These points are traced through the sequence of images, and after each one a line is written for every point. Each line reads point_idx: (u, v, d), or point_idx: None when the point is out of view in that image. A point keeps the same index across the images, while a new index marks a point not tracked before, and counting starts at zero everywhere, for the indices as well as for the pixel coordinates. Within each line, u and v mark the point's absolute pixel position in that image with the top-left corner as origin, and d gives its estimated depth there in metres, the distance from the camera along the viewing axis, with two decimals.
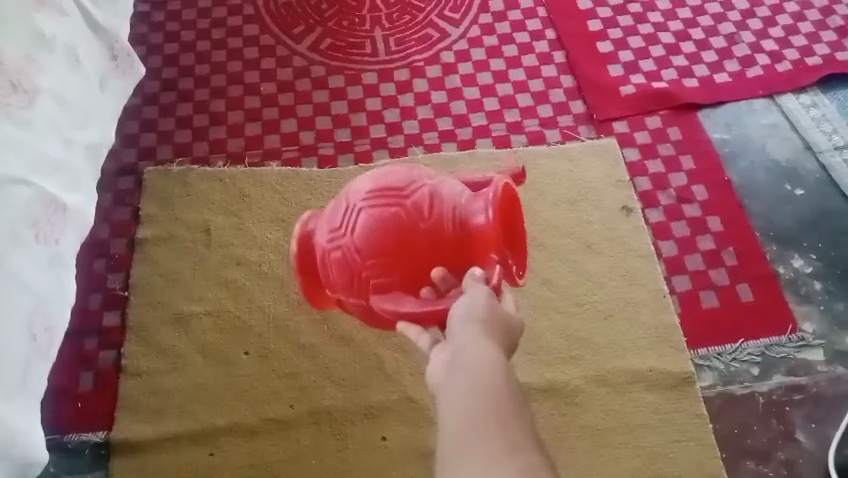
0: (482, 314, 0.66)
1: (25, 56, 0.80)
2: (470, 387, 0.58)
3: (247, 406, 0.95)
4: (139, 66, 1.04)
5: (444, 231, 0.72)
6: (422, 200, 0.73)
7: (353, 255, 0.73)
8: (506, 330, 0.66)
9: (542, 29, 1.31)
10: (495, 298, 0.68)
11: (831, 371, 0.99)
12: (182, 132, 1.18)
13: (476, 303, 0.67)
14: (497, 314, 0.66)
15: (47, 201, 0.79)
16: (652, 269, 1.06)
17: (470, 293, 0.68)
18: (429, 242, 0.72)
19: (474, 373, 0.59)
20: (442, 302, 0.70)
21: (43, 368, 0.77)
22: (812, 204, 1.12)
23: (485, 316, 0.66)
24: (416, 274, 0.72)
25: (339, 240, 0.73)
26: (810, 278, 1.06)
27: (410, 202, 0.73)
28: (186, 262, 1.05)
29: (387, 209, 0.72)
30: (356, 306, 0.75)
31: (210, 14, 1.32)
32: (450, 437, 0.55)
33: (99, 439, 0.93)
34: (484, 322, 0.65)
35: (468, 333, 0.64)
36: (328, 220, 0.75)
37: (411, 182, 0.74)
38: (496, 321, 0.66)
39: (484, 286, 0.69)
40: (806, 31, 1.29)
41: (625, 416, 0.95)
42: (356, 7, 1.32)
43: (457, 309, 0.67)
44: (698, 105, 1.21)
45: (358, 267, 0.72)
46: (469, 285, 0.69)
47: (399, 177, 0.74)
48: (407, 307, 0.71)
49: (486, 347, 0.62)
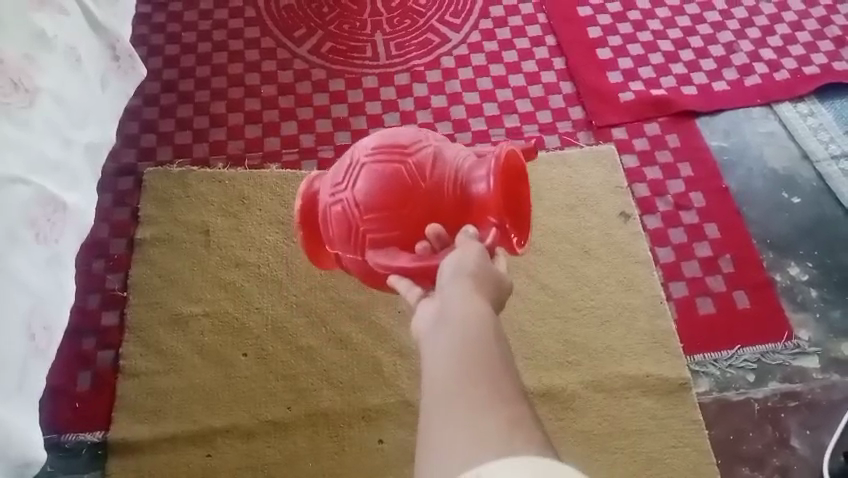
0: (473, 269, 0.63)
1: (25, 56, 0.80)
2: (460, 335, 0.56)
3: (244, 408, 0.95)
4: (140, 67, 1.04)
5: (443, 191, 0.72)
6: (424, 159, 0.73)
7: (353, 209, 0.73)
8: (497, 286, 0.64)
9: (542, 36, 1.32)
10: (487, 256, 0.66)
11: (826, 378, 0.99)
12: (182, 133, 1.18)
13: (468, 259, 0.64)
14: (489, 271, 0.64)
15: (46, 200, 0.79)
16: (650, 276, 1.07)
17: (464, 249, 0.66)
18: (428, 202, 0.72)
19: (466, 323, 0.57)
20: (432, 258, 0.69)
21: (41, 367, 0.77)
22: (809, 212, 1.13)
23: (476, 272, 0.63)
24: (414, 231, 0.72)
25: (341, 194, 0.75)
26: (806, 285, 1.06)
27: (412, 161, 0.73)
28: (185, 262, 1.06)
29: (390, 165, 0.73)
30: (354, 262, 0.76)
31: (211, 16, 1.32)
32: (438, 390, 0.52)
33: (96, 440, 0.93)
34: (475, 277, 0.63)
35: (459, 285, 0.62)
36: (333, 175, 0.77)
37: (416, 142, 0.74)
38: (487, 276, 0.63)
39: (477, 245, 0.67)
40: (804, 40, 1.30)
41: (621, 421, 0.95)
42: (357, 11, 1.32)
43: (447, 263, 0.65)
44: (697, 112, 1.22)
45: (358, 221, 0.73)
46: (462, 243, 0.67)
47: (404, 137, 0.74)
48: (400, 262, 0.71)
49: (477, 300, 0.60)
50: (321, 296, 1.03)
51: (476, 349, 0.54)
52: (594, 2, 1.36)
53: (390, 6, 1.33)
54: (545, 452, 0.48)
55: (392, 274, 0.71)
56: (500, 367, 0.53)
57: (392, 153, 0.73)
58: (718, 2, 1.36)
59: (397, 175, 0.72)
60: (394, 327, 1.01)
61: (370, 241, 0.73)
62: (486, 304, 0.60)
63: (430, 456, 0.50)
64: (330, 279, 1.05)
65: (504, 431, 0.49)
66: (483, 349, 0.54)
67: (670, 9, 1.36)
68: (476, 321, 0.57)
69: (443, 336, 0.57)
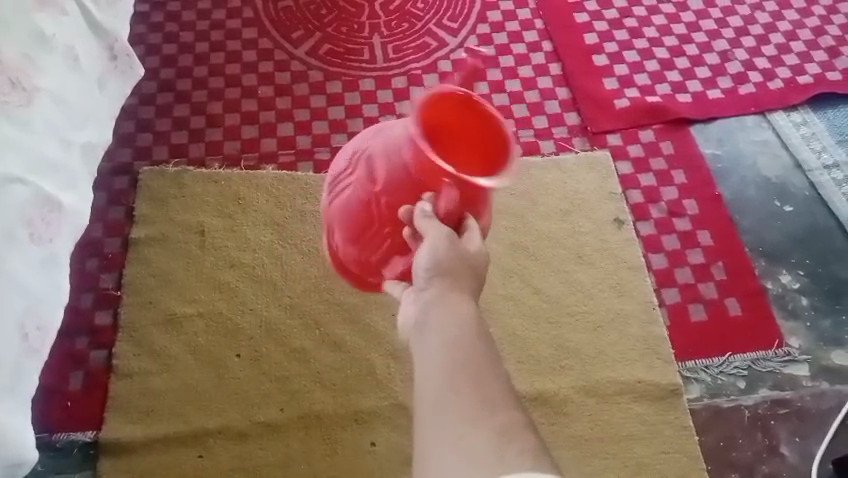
0: (448, 269, 0.62)
1: (25, 56, 0.80)
2: (444, 338, 0.56)
3: (237, 409, 0.95)
4: (137, 67, 1.04)
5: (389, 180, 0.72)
6: (364, 166, 0.75)
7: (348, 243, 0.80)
8: (474, 279, 0.63)
9: (538, 41, 1.32)
10: (457, 243, 0.64)
11: (815, 387, 1.00)
12: (178, 133, 1.18)
13: (438, 255, 0.63)
14: (463, 264, 0.63)
15: (42, 200, 0.79)
16: (643, 282, 1.07)
17: (431, 235, 0.65)
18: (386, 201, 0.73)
19: (447, 325, 0.57)
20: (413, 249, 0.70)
21: (33, 368, 0.77)
22: (801, 221, 1.14)
23: (449, 267, 0.62)
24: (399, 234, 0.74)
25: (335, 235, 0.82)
26: (797, 294, 1.07)
27: (359, 172, 0.76)
28: (179, 262, 1.06)
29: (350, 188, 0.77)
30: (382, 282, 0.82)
31: (209, 16, 1.32)
32: (429, 404, 0.52)
33: (88, 439, 0.93)
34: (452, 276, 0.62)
35: (435, 286, 0.61)
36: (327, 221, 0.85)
37: (358, 153, 0.77)
38: (464, 270, 0.63)
39: (440, 227, 0.65)
40: (798, 50, 1.31)
41: (612, 426, 0.96)
42: (355, 13, 1.32)
43: (420, 259, 0.64)
44: (691, 120, 1.23)
45: (359, 254, 0.80)
46: (428, 235, 0.65)
47: (350, 155, 0.78)
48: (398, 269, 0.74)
49: (458, 298, 0.60)
50: (315, 298, 1.03)
51: (460, 354, 0.54)
52: (590, 8, 1.37)
53: (388, 9, 1.33)
54: (539, 462, 0.47)
55: (390, 281, 0.76)
56: (489, 371, 0.53)
57: (345, 177, 0.78)
58: (714, 11, 1.37)
59: (355, 193, 0.76)
60: (388, 330, 1.01)
61: (376, 262, 0.78)
62: (468, 304, 0.60)
63: (428, 469, 0.49)
64: (325, 282, 1.05)
65: (495, 440, 0.49)
66: (470, 354, 0.54)
67: (666, 16, 1.36)
68: (459, 322, 0.57)
69: (426, 341, 0.57)
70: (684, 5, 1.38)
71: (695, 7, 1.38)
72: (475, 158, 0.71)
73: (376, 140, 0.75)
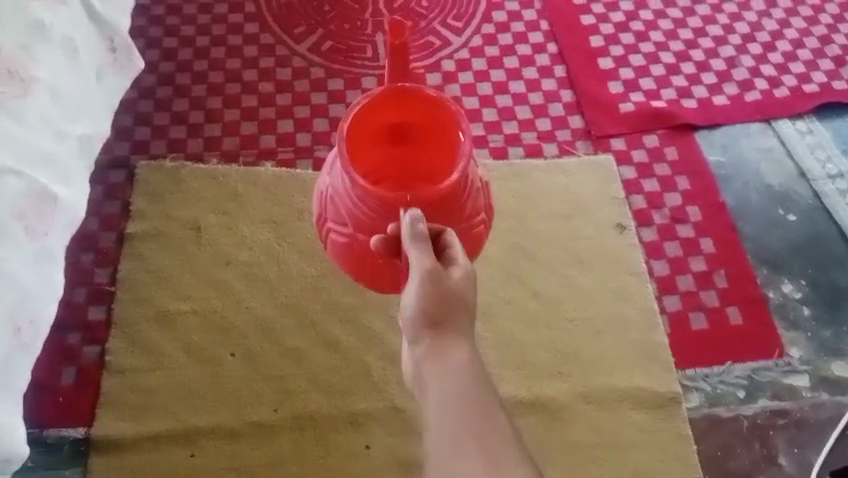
0: (438, 311, 0.60)
1: (22, 47, 0.79)
2: (440, 389, 0.55)
3: (229, 408, 0.94)
4: (137, 60, 1.02)
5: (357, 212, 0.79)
6: (332, 211, 0.84)
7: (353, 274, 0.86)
8: (467, 314, 0.61)
9: (543, 43, 1.31)
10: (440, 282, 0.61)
11: (815, 397, 0.99)
12: (177, 127, 1.17)
13: (424, 300, 0.60)
14: (453, 303, 0.61)
15: (37, 193, 0.77)
16: (644, 288, 1.06)
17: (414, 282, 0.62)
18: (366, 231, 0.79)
19: (444, 376, 0.56)
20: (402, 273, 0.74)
21: (25, 363, 0.75)
22: (803, 230, 1.13)
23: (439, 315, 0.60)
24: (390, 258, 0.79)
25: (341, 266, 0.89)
26: (799, 303, 1.06)
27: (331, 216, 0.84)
28: (174, 258, 1.04)
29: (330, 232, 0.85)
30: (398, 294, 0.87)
31: (211, 10, 1.31)
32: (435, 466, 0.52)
33: (78, 436, 0.91)
34: (443, 319, 0.60)
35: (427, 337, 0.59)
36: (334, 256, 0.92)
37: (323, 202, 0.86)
38: (456, 308, 0.60)
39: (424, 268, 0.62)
40: (805, 58, 1.30)
41: (610, 434, 0.95)
42: (359, 10, 1.31)
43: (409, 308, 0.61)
44: (696, 126, 1.22)
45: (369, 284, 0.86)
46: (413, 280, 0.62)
47: (318, 204, 0.87)
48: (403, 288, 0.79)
49: (453, 347, 0.58)
50: (311, 298, 1.02)
51: (458, 407, 0.54)
52: (597, 11, 1.35)
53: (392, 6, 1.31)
54: None
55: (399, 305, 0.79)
56: (491, 426, 0.53)
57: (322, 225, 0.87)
58: (721, 16, 1.36)
59: (338, 234, 0.84)
60: (385, 332, 1.00)
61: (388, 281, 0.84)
62: (463, 349, 0.59)
63: None
64: (322, 281, 1.03)
65: None
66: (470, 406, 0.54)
67: (673, 20, 1.35)
68: (453, 373, 0.56)
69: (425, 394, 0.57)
70: (691, 10, 1.37)
71: (702, 12, 1.36)
72: (436, 130, 0.83)
73: (330, 172, 0.85)
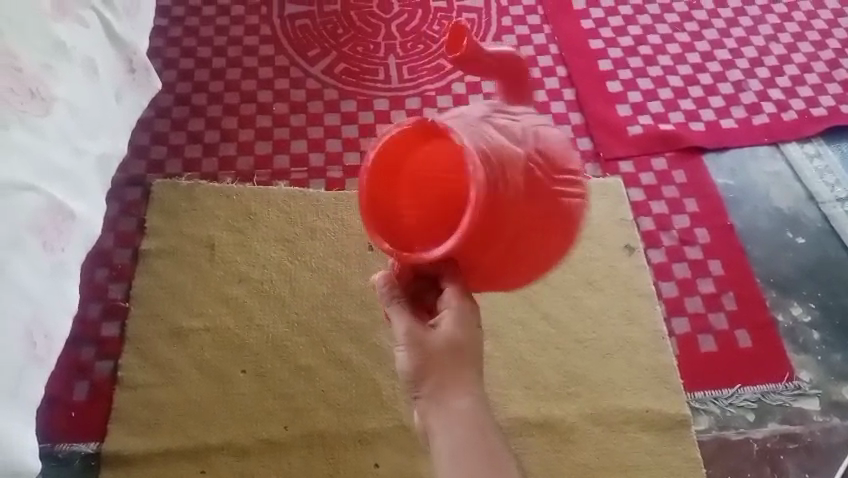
0: (433, 366, 0.54)
1: (43, 66, 0.81)
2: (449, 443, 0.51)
3: (239, 426, 0.94)
4: (155, 80, 1.04)
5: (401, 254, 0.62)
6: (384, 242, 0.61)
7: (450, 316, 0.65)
8: (466, 356, 0.55)
9: (552, 66, 1.33)
10: (424, 336, 0.55)
11: (826, 422, 0.99)
12: (192, 146, 1.19)
13: (415, 361, 0.55)
14: (448, 354, 0.54)
15: (55, 207, 0.79)
16: (653, 309, 1.07)
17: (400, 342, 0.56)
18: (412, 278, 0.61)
19: (450, 430, 0.52)
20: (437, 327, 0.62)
21: (39, 377, 0.76)
22: (812, 253, 1.13)
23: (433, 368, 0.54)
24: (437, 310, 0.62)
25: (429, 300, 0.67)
26: (808, 327, 1.06)
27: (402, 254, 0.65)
28: (188, 276, 1.05)
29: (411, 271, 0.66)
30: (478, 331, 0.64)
31: (227, 32, 1.33)
32: None
33: (90, 450, 0.92)
34: (442, 371, 0.54)
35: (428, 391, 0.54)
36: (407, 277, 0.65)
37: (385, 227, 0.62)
38: (453, 356, 0.54)
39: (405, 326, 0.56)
40: (812, 82, 1.31)
41: (618, 456, 0.95)
42: (371, 33, 1.33)
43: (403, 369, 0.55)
44: (704, 149, 1.23)
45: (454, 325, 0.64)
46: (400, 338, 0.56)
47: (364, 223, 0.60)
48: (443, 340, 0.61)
49: (457, 396, 0.53)
50: (322, 316, 1.03)
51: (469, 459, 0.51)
52: (605, 35, 1.37)
53: (404, 30, 1.34)
54: None
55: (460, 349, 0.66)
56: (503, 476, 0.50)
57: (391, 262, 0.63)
58: (728, 41, 1.37)
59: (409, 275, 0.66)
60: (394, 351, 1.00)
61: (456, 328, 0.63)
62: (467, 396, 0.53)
63: None
64: (332, 299, 1.04)
65: None
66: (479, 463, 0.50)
67: (680, 45, 1.37)
68: (456, 424, 0.52)
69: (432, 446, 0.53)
70: (699, 34, 1.38)
71: (709, 36, 1.38)
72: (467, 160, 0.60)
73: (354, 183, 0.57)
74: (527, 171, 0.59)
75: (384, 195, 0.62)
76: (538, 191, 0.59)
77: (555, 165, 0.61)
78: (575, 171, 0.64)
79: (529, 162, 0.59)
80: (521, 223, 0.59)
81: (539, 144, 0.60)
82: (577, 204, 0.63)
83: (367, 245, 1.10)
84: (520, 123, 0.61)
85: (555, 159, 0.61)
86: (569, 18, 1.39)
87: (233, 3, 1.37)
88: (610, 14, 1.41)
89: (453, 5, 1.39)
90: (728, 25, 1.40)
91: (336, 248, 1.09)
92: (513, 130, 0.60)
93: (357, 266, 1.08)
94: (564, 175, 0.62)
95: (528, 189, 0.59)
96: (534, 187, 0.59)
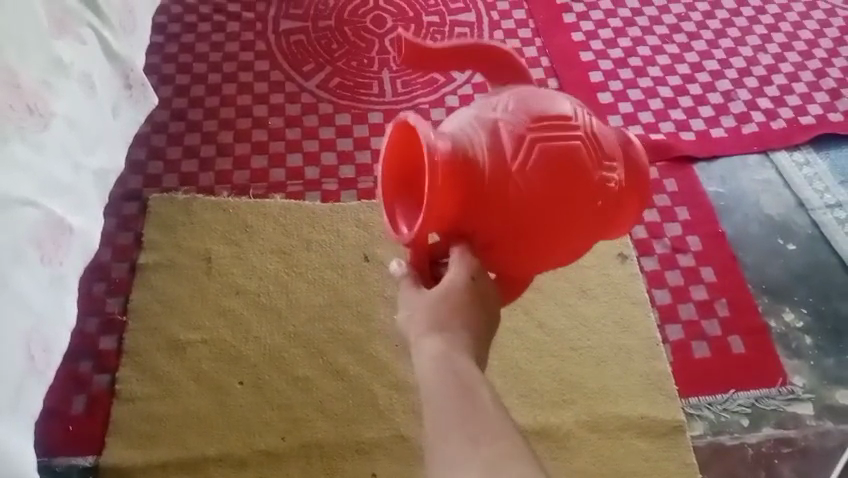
0: (428, 318, 0.61)
1: (42, 82, 0.83)
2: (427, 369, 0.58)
3: (237, 436, 0.95)
4: (152, 96, 1.06)
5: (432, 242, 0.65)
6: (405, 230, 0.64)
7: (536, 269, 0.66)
8: (455, 308, 0.60)
9: (544, 78, 1.34)
10: (424, 297, 0.62)
11: (820, 426, 0.99)
12: (189, 161, 1.20)
13: (415, 313, 0.62)
14: (442, 307, 0.60)
15: (54, 222, 0.80)
16: (647, 317, 1.08)
17: (407, 303, 0.63)
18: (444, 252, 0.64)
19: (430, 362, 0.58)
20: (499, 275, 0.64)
21: (38, 389, 0.76)
22: (803, 259, 1.14)
23: (429, 320, 0.61)
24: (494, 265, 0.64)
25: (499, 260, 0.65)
26: (801, 332, 1.07)
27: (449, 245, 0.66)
28: (187, 290, 1.06)
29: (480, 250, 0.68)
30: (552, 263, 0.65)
31: (223, 48, 1.35)
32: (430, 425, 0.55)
33: (87, 464, 0.92)
34: (435, 322, 0.60)
35: (424, 339, 0.60)
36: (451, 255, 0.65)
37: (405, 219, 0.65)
38: (444, 309, 0.60)
39: (412, 288, 0.64)
40: (800, 91, 1.33)
41: (614, 463, 0.95)
42: (365, 48, 1.35)
43: (408, 323, 0.63)
44: (695, 158, 1.25)
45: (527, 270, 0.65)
46: (406, 297, 0.64)
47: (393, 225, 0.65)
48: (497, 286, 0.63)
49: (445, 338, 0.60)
50: (318, 327, 1.04)
51: (444, 375, 0.57)
52: (596, 48, 1.39)
53: (397, 45, 1.36)
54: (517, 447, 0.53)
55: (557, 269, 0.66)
56: (471, 385, 0.56)
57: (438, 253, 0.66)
58: (717, 52, 1.40)
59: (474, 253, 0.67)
60: (391, 361, 1.01)
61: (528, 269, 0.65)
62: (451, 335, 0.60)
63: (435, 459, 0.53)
64: (329, 310, 1.05)
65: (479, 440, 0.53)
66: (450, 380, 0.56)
67: (669, 56, 1.39)
68: (440, 369, 0.57)
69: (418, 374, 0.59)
70: (688, 46, 1.41)
71: (698, 47, 1.40)
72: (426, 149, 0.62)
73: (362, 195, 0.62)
74: (493, 131, 0.61)
75: (403, 196, 0.66)
76: (516, 149, 0.60)
77: (533, 116, 0.62)
78: (572, 113, 0.63)
79: (496, 122, 0.62)
80: (507, 183, 0.60)
81: (512, 104, 0.63)
82: (584, 147, 0.61)
83: (363, 256, 1.11)
84: (501, 96, 0.64)
85: (531, 110, 0.62)
86: (559, 31, 1.41)
87: (228, 20, 1.39)
88: (600, 27, 1.43)
89: (445, 20, 1.41)
90: (716, 36, 1.42)
91: (332, 259, 1.10)
92: (490, 104, 0.64)
93: (353, 277, 1.09)
94: (551, 121, 0.62)
95: (500, 148, 0.61)
96: (507, 144, 0.61)
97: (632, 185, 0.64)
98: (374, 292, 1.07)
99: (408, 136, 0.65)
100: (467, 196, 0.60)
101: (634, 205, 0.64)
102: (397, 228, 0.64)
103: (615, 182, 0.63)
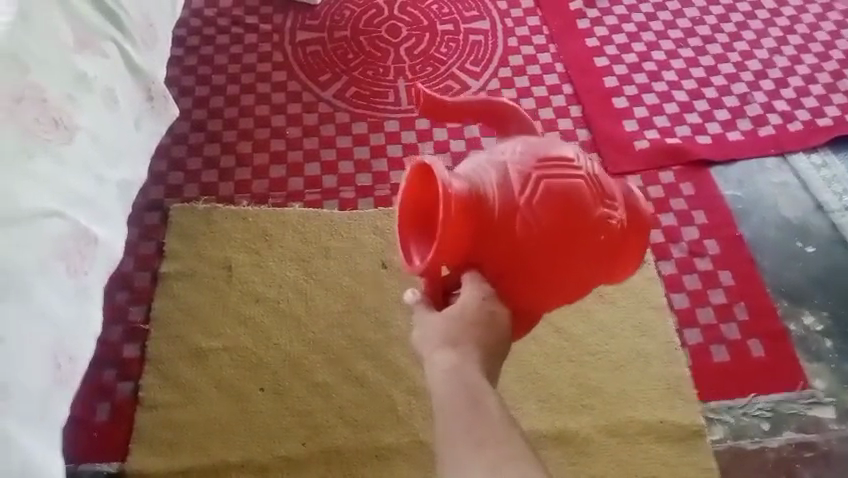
0: (441, 334, 0.61)
1: (67, 97, 0.85)
2: (440, 377, 0.58)
3: (258, 443, 0.96)
4: (173, 108, 1.08)
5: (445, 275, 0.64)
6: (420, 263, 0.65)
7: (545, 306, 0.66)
8: (469, 326, 0.60)
9: (558, 84, 1.35)
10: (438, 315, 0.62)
11: (842, 430, 0.99)
12: (209, 171, 1.22)
13: (428, 330, 0.62)
14: (455, 325, 0.61)
15: (79, 233, 0.82)
16: (665, 321, 1.08)
17: (421, 324, 0.63)
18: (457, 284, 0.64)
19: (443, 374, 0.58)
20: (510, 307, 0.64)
21: (65, 397, 0.78)
22: (823, 263, 1.14)
23: (442, 337, 0.61)
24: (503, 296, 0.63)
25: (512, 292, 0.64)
26: (820, 336, 1.06)
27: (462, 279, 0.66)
28: (207, 299, 1.08)
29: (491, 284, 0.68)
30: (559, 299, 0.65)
31: (240, 60, 1.37)
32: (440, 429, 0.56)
33: (113, 469, 0.94)
34: (448, 338, 0.60)
35: (436, 354, 0.60)
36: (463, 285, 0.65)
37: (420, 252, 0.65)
38: (457, 327, 0.60)
39: (425, 309, 0.64)
40: (817, 92, 1.32)
41: (634, 467, 0.95)
42: (380, 58, 1.37)
43: (421, 341, 0.63)
44: (711, 162, 1.24)
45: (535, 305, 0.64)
46: (419, 317, 0.64)
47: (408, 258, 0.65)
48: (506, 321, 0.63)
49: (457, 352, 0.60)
50: (338, 334, 1.05)
51: (454, 383, 0.57)
52: (610, 53, 1.40)
53: (412, 53, 1.38)
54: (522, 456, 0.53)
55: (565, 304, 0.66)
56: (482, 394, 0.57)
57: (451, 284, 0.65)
58: (732, 55, 1.39)
59: None
60: (410, 367, 1.02)
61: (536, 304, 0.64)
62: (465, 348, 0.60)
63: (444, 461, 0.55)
64: (347, 317, 1.06)
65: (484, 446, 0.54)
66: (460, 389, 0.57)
67: (684, 60, 1.39)
68: (450, 377, 0.58)
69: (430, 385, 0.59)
70: (703, 49, 1.41)
71: (713, 51, 1.40)
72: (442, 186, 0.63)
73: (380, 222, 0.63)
74: (501, 172, 0.63)
75: (418, 232, 0.67)
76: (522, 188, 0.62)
77: (539, 158, 0.63)
78: (576, 155, 0.64)
79: (505, 164, 0.63)
80: (514, 218, 0.61)
81: (519, 148, 0.64)
82: (585, 186, 0.62)
83: (381, 263, 1.12)
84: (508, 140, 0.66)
85: (539, 153, 0.63)
86: (573, 38, 1.42)
87: (246, 31, 1.41)
88: (614, 32, 1.43)
89: (459, 28, 1.42)
90: (731, 39, 1.42)
91: (351, 267, 1.11)
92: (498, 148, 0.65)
93: (371, 284, 1.10)
94: (554, 160, 0.63)
95: (507, 186, 0.62)
96: (514, 184, 0.62)
97: (632, 224, 0.64)
98: (391, 299, 1.08)
99: (424, 177, 0.66)
100: (476, 230, 0.61)
101: (637, 243, 0.65)
102: (411, 260, 0.65)
103: (616, 220, 0.63)
